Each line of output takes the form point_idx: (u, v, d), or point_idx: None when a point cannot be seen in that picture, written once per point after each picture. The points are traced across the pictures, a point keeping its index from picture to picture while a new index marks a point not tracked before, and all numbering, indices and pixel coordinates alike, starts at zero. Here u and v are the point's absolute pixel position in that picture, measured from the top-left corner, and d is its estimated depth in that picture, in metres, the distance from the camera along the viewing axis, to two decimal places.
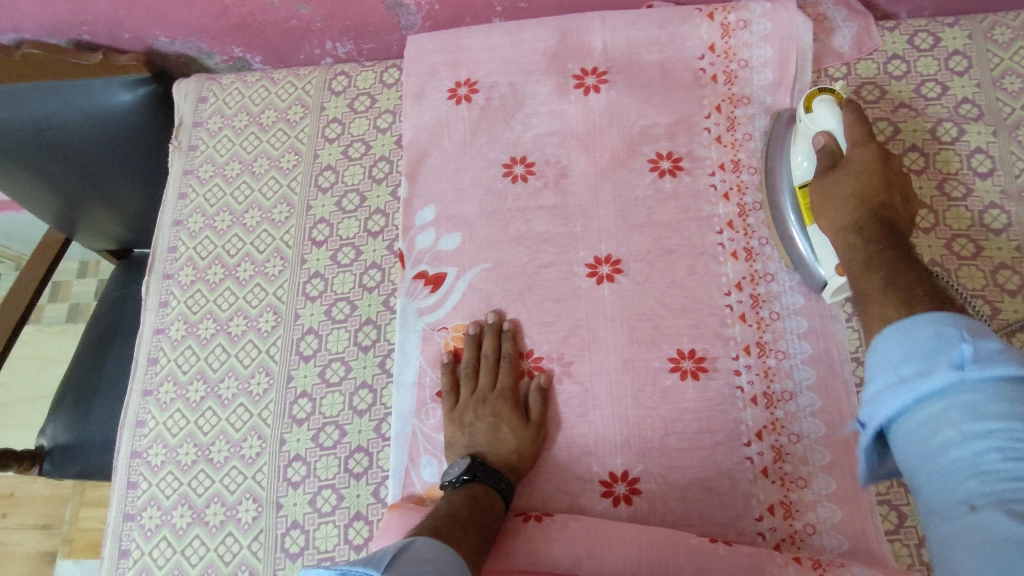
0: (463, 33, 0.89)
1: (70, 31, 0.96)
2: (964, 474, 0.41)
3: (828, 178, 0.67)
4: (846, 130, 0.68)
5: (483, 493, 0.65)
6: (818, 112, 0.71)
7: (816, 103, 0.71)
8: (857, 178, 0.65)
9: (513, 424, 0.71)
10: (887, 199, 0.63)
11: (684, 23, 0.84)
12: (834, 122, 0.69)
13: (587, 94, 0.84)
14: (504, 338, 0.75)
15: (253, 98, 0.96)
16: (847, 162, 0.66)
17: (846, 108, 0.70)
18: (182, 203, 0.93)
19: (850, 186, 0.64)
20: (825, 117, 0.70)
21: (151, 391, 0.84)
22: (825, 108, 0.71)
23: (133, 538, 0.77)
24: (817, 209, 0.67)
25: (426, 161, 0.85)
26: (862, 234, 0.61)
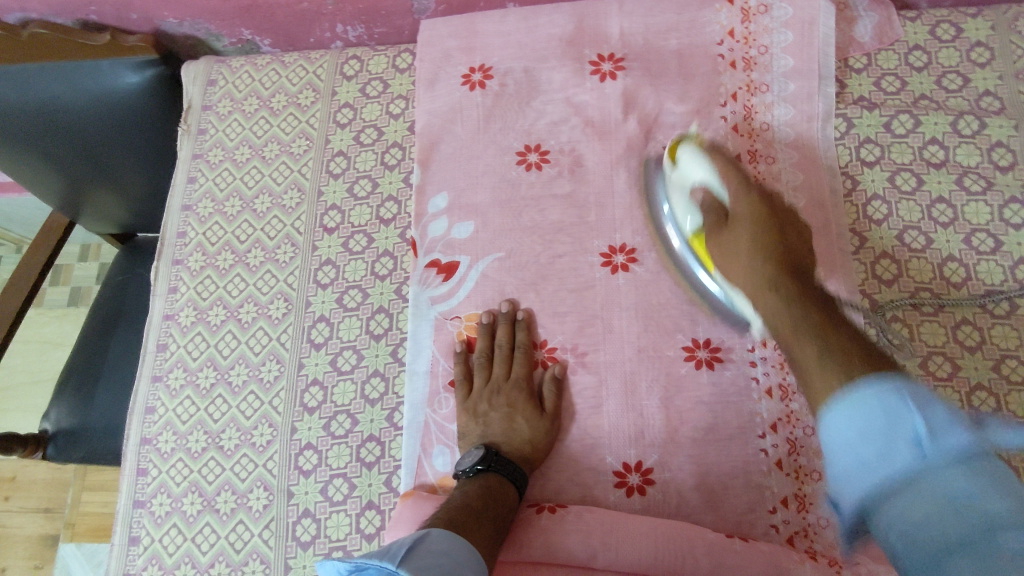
0: (477, 18, 0.88)
1: (77, 11, 0.94)
2: (948, 557, 0.38)
3: (724, 232, 0.67)
4: (720, 178, 0.70)
5: (497, 483, 0.65)
6: (684, 163, 0.72)
7: (681, 155, 0.73)
8: (747, 209, 0.67)
9: (527, 414, 0.70)
10: (777, 223, 0.66)
11: (703, 10, 0.83)
12: (704, 166, 0.71)
13: (603, 81, 0.83)
14: (519, 328, 0.75)
15: (263, 82, 0.95)
16: (737, 217, 0.67)
17: (704, 153, 0.71)
18: (191, 187, 0.92)
19: (747, 239, 0.65)
20: (694, 166, 0.71)
21: (160, 378, 0.83)
22: (690, 155, 0.72)
23: (143, 525, 0.77)
24: (721, 263, 0.67)
25: (439, 148, 0.84)
26: (779, 294, 0.59)
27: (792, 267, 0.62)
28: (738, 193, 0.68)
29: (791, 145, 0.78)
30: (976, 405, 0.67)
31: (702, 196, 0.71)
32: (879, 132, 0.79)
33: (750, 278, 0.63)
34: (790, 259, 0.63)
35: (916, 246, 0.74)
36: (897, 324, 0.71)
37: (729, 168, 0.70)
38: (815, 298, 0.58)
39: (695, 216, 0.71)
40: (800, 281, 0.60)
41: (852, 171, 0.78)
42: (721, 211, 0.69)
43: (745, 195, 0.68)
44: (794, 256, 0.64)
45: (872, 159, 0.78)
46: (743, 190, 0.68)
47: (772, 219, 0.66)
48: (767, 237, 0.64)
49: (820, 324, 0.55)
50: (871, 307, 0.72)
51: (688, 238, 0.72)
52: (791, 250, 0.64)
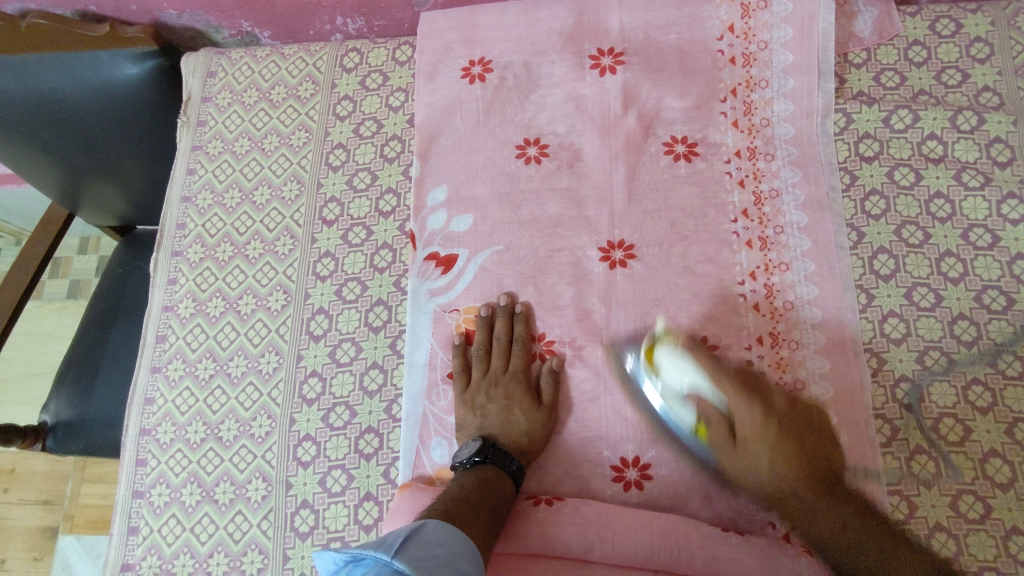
0: (477, 11, 0.88)
1: (76, 2, 0.94)
2: None
3: (735, 450, 0.65)
4: (709, 377, 0.66)
5: (493, 475, 0.65)
6: (665, 371, 0.68)
7: (659, 360, 0.68)
8: (755, 416, 0.64)
9: (525, 406, 0.71)
10: (790, 424, 0.64)
11: (703, 5, 0.83)
12: (693, 377, 0.66)
13: (603, 75, 0.83)
14: (517, 321, 0.75)
15: (263, 74, 0.95)
16: (742, 436, 0.65)
17: (685, 358, 0.67)
18: (191, 179, 0.92)
19: (765, 458, 0.63)
20: (680, 375, 0.67)
21: (159, 368, 0.83)
22: (672, 366, 0.67)
23: (141, 515, 0.77)
24: (737, 470, 0.65)
25: (438, 141, 0.84)
26: (827, 529, 0.60)
27: (824, 479, 0.62)
28: (744, 419, 0.65)
29: (790, 141, 0.78)
30: (972, 399, 0.68)
31: (696, 400, 0.67)
32: (878, 127, 0.79)
33: (790, 493, 0.62)
34: (813, 468, 0.62)
35: (914, 241, 0.74)
36: (893, 319, 0.72)
37: (720, 372, 0.66)
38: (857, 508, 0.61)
39: (690, 422, 0.67)
40: (835, 494, 0.61)
41: (850, 166, 0.78)
42: (722, 422, 0.66)
43: (747, 413, 0.65)
44: (815, 454, 0.63)
45: (871, 154, 0.78)
46: (744, 394, 0.65)
47: (782, 421, 0.64)
48: (786, 452, 0.63)
49: (884, 541, 0.58)
50: (868, 302, 0.72)
51: (682, 435, 0.68)
52: (808, 448, 0.63)
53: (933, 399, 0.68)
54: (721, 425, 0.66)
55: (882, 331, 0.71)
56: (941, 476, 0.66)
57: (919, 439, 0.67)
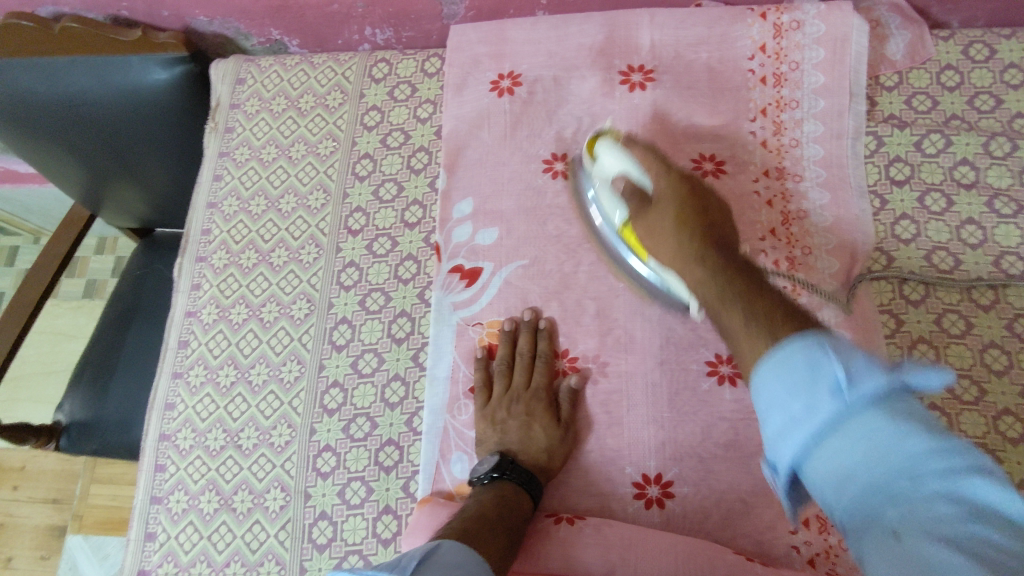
0: (507, 25, 0.88)
1: (108, 7, 0.95)
2: (880, 503, 0.38)
3: (648, 218, 0.68)
4: (640, 165, 0.70)
5: (512, 493, 0.64)
6: (602, 159, 0.73)
7: (600, 150, 0.73)
8: (665, 184, 0.68)
9: (546, 423, 0.70)
10: (697, 194, 0.67)
11: (735, 24, 0.82)
12: (621, 164, 0.71)
13: (632, 91, 0.82)
14: (541, 337, 0.74)
15: (292, 82, 0.95)
16: (658, 202, 0.67)
17: (621, 147, 0.72)
18: (217, 185, 0.93)
19: (670, 221, 0.65)
20: (609, 162, 0.72)
21: (181, 374, 0.83)
22: (604, 155, 0.72)
23: (159, 521, 0.77)
24: (652, 246, 0.67)
25: (465, 153, 0.84)
26: (706, 267, 0.59)
27: (714, 241, 0.62)
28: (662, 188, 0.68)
29: (820, 163, 0.78)
30: (1003, 430, 0.66)
31: (624, 185, 0.71)
32: (909, 151, 0.79)
33: (679, 255, 0.63)
34: (711, 232, 0.63)
35: (945, 267, 0.73)
36: (922, 345, 0.71)
37: (648, 159, 0.70)
38: (738, 264, 0.59)
39: (621, 208, 0.72)
40: (726, 254, 0.60)
41: (880, 190, 0.78)
42: (644, 196, 0.69)
43: (660, 180, 0.68)
44: (715, 224, 0.64)
45: (902, 178, 0.78)
46: (660, 171, 0.69)
47: (693, 188, 0.67)
48: (688, 215, 0.65)
49: (740, 285, 0.55)
50: (896, 328, 0.72)
51: (619, 231, 0.73)
52: (713, 223, 0.64)
53: (963, 427, 0.67)
54: (644, 200, 0.69)
55: (911, 357, 0.70)
56: None
57: None
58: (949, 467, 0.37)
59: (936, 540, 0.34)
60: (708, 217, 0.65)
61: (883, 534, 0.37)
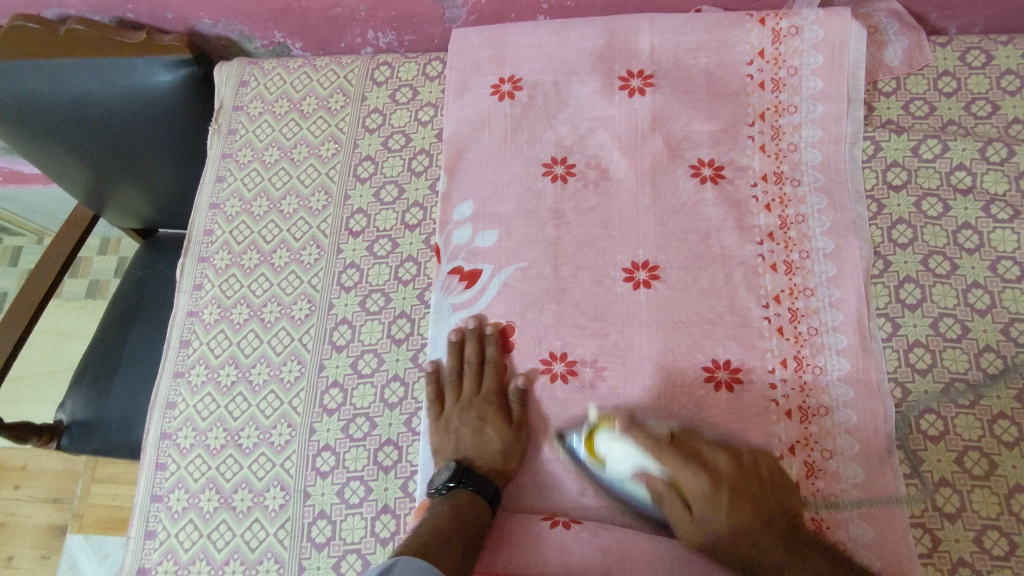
0: (509, 30, 0.89)
1: (114, 9, 0.95)
2: None
3: (693, 530, 0.62)
4: (657, 463, 0.62)
5: (467, 500, 0.66)
6: (608, 460, 0.65)
7: (601, 446, 0.65)
8: (701, 488, 0.61)
9: (497, 428, 0.72)
10: (739, 485, 0.61)
11: (734, 29, 0.83)
12: (636, 460, 0.63)
13: (632, 96, 0.83)
14: (488, 343, 0.75)
15: (295, 85, 0.96)
16: (697, 514, 0.61)
17: (626, 437, 0.64)
18: (220, 186, 0.94)
19: (722, 537, 0.61)
20: (620, 458, 0.64)
21: (182, 373, 0.84)
22: (611, 450, 0.65)
23: (160, 519, 0.78)
24: (702, 548, 0.63)
25: (465, 157, 0.85)
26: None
27: (788, 530, 0.61)
28: (698, 492, 0.61)
29: (818, 167, 0.78)
30: (998, 434, 0.67)
31: (645, 477, 0.64)
32: (906, 156, 0.79)
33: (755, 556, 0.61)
34: (778, 526, 0.61)
35: (941, 271, 0.74)
36: (918, 349, 0.71)
37: (662, 450, 0.62)
38: (819, 547, 0.60)
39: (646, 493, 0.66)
40: (802, 554, 0.59)
41: (878, 194, 0.78)
42: (676, 497, 0.63)
43: (692, 479, 0.61)
44: (771, 503, 0.62)
45: (899, 182, 0.78)
46: (687, 466, 0.61)
47: (733, 483, 0.61)
48: (747, 518, 0.60)
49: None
50: (892, 331, 0.72)
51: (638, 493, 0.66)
52: (768, 511, 0.61)
53: (958, 430, 0.68)
54: (676, 499, 0.63)
55: (908, 361, 0.71)
56: (964, 511, 0.65)
57: (943, 472, 0.66)
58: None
59: None
60: (766, 512, 0.61)
61: None
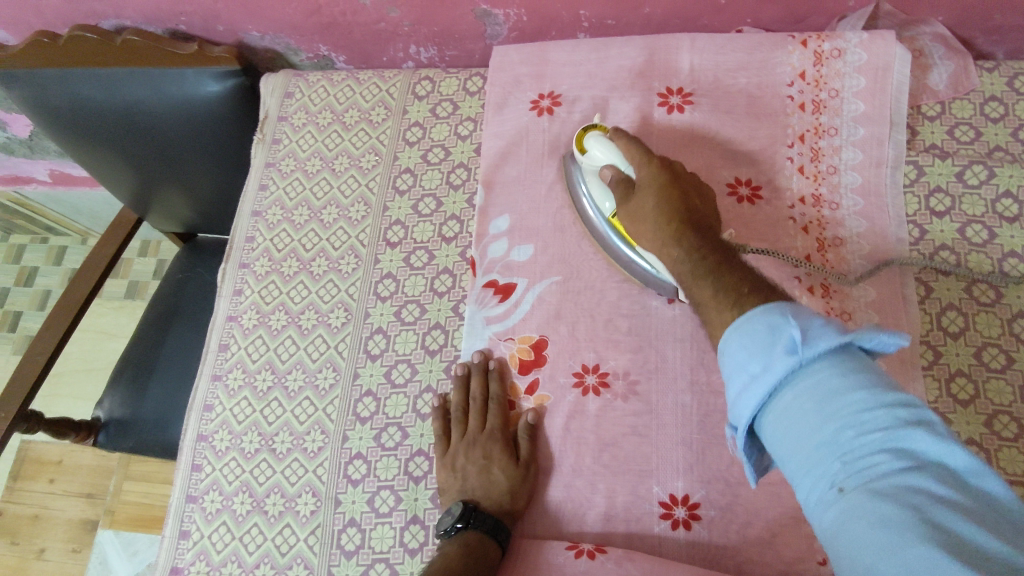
0: (549, 47, 0.90)
1: (168, 21, 0.99)
2: (829, 454, 0.41)
3: (630, 207, 0.68)
4: (626, 157, 0.70)
5: (477, 542, 0.66)
6: (592, 151, 0.73)
7: (589, 142, 0.74)
8: (645, 175, 0.68)
9: (503, 465, 0.71)
10: (677, 180, 0.67)
11: (776, 50, 0.83)
12: (609, 158, 0.71)
13: (670, 113, 0.83)
14: (491, 378, 0.75)
15: (338, 97, 0.98)
16: (637, 188, 0.68)
17: (611, 139, 0.72)
18: (262, 194, 0.96)
19: (650, 206, 0.65)
20: (601, 153, 0.72)
21: (220, 376, 0.86)
22: (592, 144, 0.73)
23: (193, 520, 0.80)
24: (633, 227, 0.67)
25: (502, 170, 0.85)
26: (681, 250, 0.60)
27: (693, 223, 0.62)
28: (643, 172, 0.68)
29: (858, 191, 0.78)
30: None
31: (611, 174, 0.71)
32: (950, 182, 0.78)
33: (659, 239, 0.63)
34: (690, 215, 0.63)
35: (985, 300, 0.72)
36: (960, 378, 0.70)
37: (633, 146, 0.70)
38: (714, 244, 0.59)
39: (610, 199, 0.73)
40: (700, 234, 0.60)
41: (920, 220, 0.77)
42: (629, 183, 0.69)
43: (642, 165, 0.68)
44: (697, 210, 0.64)
45: (942, 209, 0.77)
46: (642, 160, 0.68)
47: (675, 177, 0.67)
48: (668, 197, 0.65)
49: (718, 263, 0.56)
50: (934, 359, 0.71)
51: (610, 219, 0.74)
52: (693, 207, 0.64)
53: (1001, 464, 0.66)
54: (628, 186, 0.69)
55: (949, 391, 0.69)
56: None
57: None
58: (896, 419, 0.40)
59: (879, 494, 0.38)
60: (694, 201, 0.65)
61: (828, 486, 0.41)
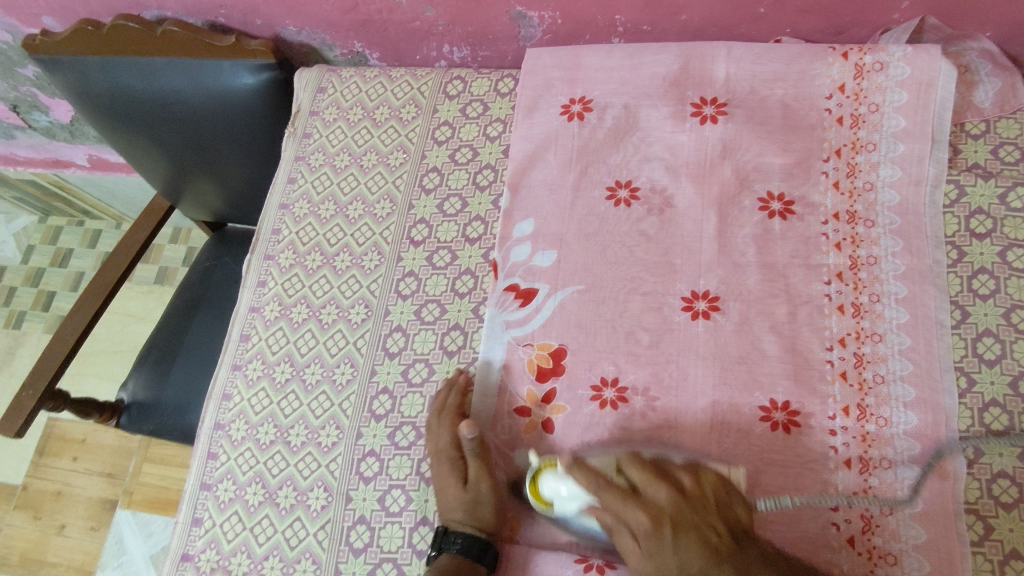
0: (583, 52, 0.89)
1: (208, 13, 1.00)
2: None
3: (639, 554, 0.61)
4: (602, 500, 0.62)
5: (445, 563, 0.67)
6: (557, 501, 0.66)
7: (546, 486, 0.66)
8: (643, 526, 0.60)
9: (450, 490, 0.71)
10: (679, 513, 0.60)
11: (815, 62, 0.81)
12: (582, 497, 0.64)
13: (704, 123, 0.81)
14: (451, 391, 0.76)
15: (370, 93, 0.98)
16: (645, 550, 0.60)
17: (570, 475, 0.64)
18: (290, 187, 0.97)
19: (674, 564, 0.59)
20: (568, 498, 0.65)
21: (240, 366, 0.87)
22: (555, 490, 0.65)
23: (206, 508, 0.80)
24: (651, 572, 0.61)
25: (531, 174, 0.85)
26: None
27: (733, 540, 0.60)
28: (640, 525, 0.60)
29: (895, 209, 0.75)
30: None
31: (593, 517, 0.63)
32: (993, 204, 0.75)
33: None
34: (726, 552, 0.59)
35: None
36: (995, 408, 0.67)
37: (602, 490, 0.62)
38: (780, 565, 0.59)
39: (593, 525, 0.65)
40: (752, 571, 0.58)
41: (959, 241, 0.74)
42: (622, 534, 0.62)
43: (631, 538, 0.61)
44: (722, 530, 0.60)
45: (983, 231, 0.74)
46: (630, 505, 0.61)
47: (676, 514, 0.60)
48: (693, 550, 0.59)
49: None
50: (968, 387, 0.68)
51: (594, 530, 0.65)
52: (716, 534, 0.59)
53: None
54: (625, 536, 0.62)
55: (982, 421, 0.67)
56: None
57: (1015, 543, 0.63)
58: None
59: None
60: (710, 538, 0.59)
61: None
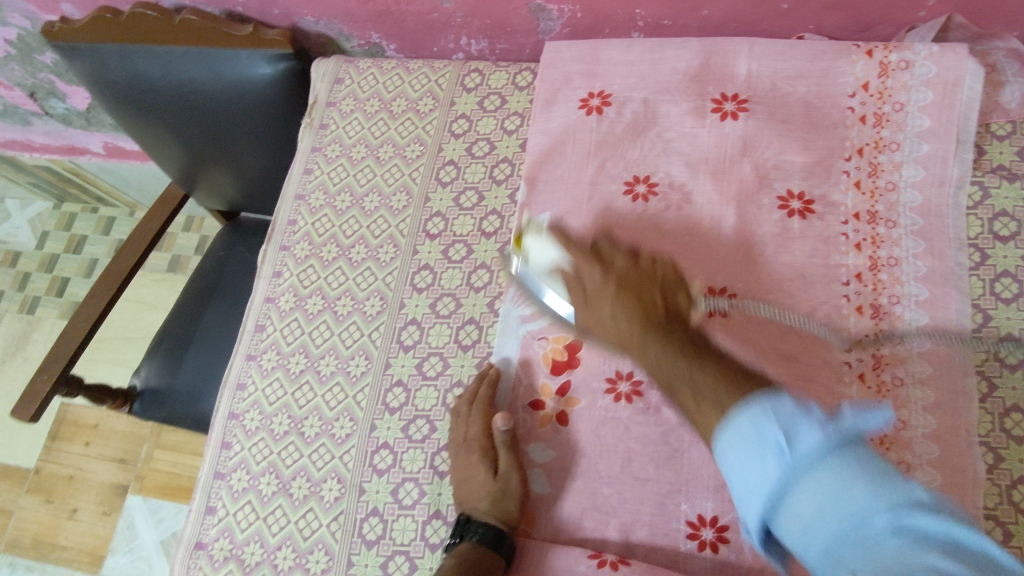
0: (602, 45, 0.88)
1: (226, 3, 1.00)
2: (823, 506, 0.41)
3: (586, 312, 0.64)
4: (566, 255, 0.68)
5: (466, 552, 0.67)
6: (532, 252, 0.72)
7: (528, 244, 0.73)
8: (595, 278, 0.64)
9: (472, 478, 0.71)
10: (626, 277, 0.63)
11: (839, 59, 0.79)
12: (551, 254, 0.70)
13: (724, 120, 0.80)
14: (483, 382, 0.76)
15: (387, 85, 0.98)
16: (592, 300, 0.64)
17: (552, 239, 0.71)
18: (307, 178, 0.96)
19: (609, 312, 0.62)
20: (544, 252, 0.71)
21: (255, 357, 0.87)
22: (537, 245, 0.72)
23: (220, 496, 0.81)
24: (593, 323, 0.64)
25: (548, 168, 0.84)
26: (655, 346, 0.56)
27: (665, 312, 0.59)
28: (592, 274, 0.65)
29: (917, 210, 0.74)
30: None
31: (556, 269, 0.69)
32: (1017, 207, 0.74)
33: (628, 329, 0.60)
34: (655, 310, 0.59)
35: None
36: (1016, 414, 0.67)
37: (572, 246, 0.68)
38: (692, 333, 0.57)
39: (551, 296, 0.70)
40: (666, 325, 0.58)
41: (982, 244, 0.73)
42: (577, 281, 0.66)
43: (581, 290, 0.65)
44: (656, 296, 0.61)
45: (1007, 234, 0.73)
46: (591, 261, 0.66)
47: (622, 278, 0.63)
48: (628, 303, 0.61)
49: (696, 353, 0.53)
50: (988, 392, 0.68)
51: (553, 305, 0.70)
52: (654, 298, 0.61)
53: None
54: (585, 272, 0.66)
55: (1002, 426, 0.66)
56: None
57: None
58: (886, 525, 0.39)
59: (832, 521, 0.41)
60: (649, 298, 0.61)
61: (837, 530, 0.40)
